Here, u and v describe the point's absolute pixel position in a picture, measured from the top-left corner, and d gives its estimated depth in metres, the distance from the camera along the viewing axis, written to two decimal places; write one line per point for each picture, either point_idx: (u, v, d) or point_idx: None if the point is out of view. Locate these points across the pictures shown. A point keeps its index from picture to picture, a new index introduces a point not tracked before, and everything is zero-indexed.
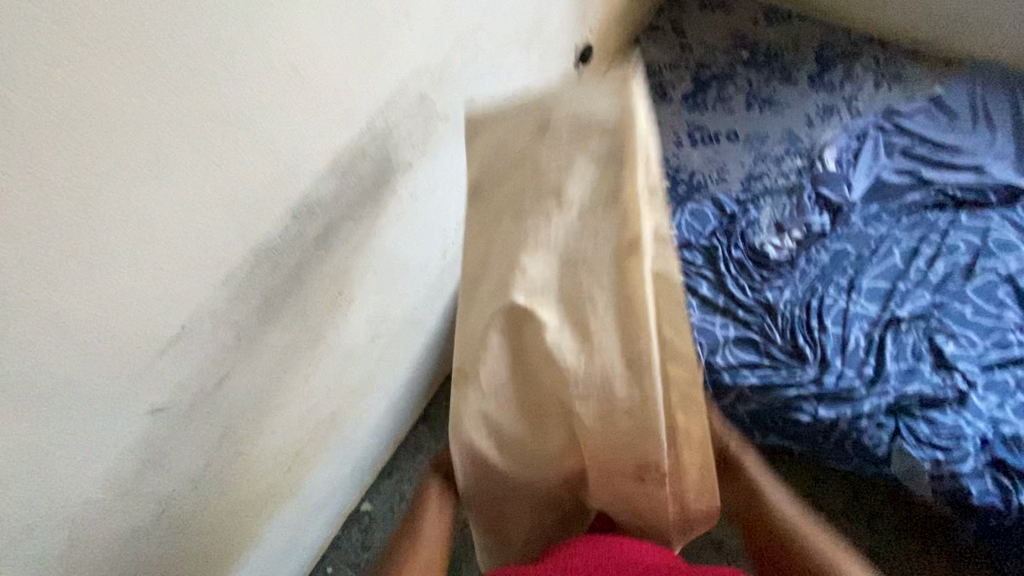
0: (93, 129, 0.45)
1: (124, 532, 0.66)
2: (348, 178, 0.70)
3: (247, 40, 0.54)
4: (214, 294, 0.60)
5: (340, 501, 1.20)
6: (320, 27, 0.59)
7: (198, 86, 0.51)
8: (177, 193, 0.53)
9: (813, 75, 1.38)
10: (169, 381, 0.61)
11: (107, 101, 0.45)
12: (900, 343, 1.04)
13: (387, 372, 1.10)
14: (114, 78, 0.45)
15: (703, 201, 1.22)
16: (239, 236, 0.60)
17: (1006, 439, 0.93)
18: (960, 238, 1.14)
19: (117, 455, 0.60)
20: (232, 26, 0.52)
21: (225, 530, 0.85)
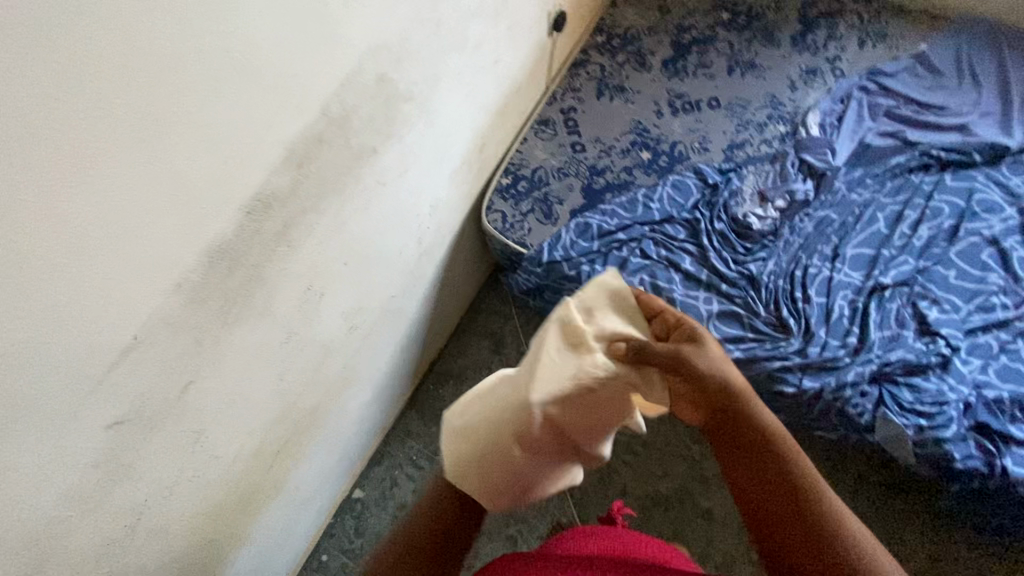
0: (9, 134, 0.40)
1: (96, 544, 0.64)
2: (305, 169, 0.66)
3: (179, 25, 0.48)
4: (166, 301, 0.57)
5: (328, 490, 1.21)
6: (260, 5, 0.54)
7: (129, 81, 0.46)
8: (114, 198, 0.49)
9: (796, 36, 1.33)
10: (124, 393, 0.58)
11: (25, 103, 0.41)
12: (884, 310, 1.03)
13: (367, 362, 1.08)
14: (31, 77, 0.40)
15: (684, 172, 1.19)
16: (190, 239, 0.57)
17: (988, 402, 0.93)
18: (944, 200, 1.12)
19: (77, 472, 0.57)
20: (161, 14, 0.47)
21: (208, 532, 0.84)
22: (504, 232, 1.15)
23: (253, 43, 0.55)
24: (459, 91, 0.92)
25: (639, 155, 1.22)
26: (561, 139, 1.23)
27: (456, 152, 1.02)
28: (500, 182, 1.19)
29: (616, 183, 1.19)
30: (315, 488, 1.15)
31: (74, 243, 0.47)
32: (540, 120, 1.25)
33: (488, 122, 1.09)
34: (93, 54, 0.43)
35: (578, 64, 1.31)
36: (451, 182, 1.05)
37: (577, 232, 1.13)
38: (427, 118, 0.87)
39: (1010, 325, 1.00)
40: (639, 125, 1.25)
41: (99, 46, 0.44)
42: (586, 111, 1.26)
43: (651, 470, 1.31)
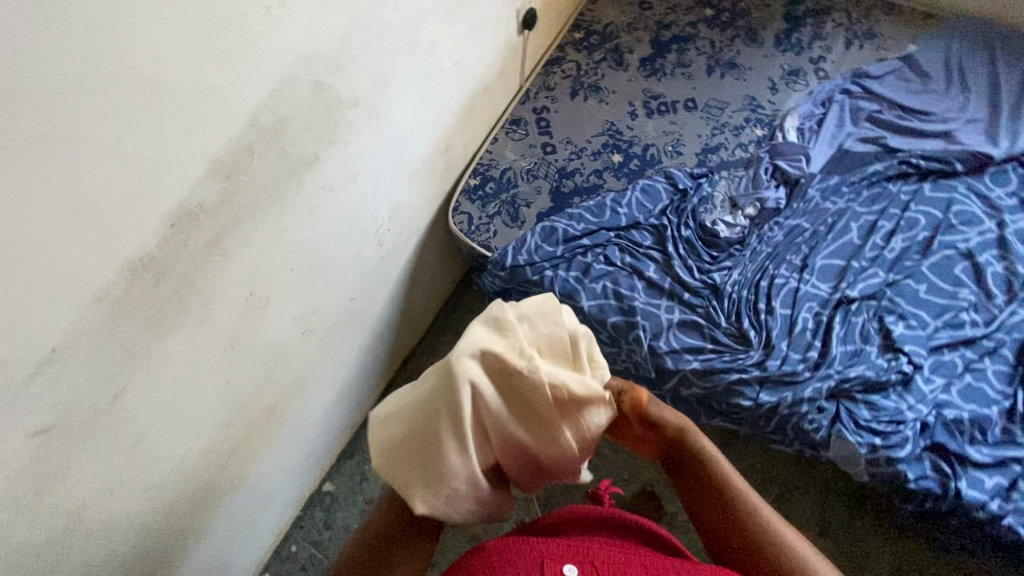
0: None
1: (33, 544, 0.66)
2: (235, 179, 0.66)
3: (79, 43, 0.47)
4: (85, 313, 0.57)
5: (295, 484, 1.23)
6: (170, 19, 0.53)
7: (24, 102, 0.46)
8: (16, 220, 0.48)
9: (780, 34, 1.30)
10: (48, 401, 0.58)
11: None
12: (849, 324, 1.00)
13: (328, 362, 1.09)
14: None
15: (655, 177, 1.17)
16: (108, 253, 0.57)
17: (947, 422, 0.91)
18: (921, 211, 1.09)
19: (3, 479, 0.58)
20: (57, 33, 0.46)
21: (160, 528, 0.86)
22: (469, 234, 1.13)
23: (166, 58, 0.54)
24: (413, 95, 0.91)
25: (609, 158, 1.20)
26: (532, 139, 1.21)
27: (416, 154, 1.00)
28: (467, 183, 1.17)
29: (585, 187, 1.17)
30: (280, 483, 1.16)
31: None
32: (511, 119, 1.23)
33: (453, 123, 1.07)
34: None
35: (553, 62, 1.28)
36: (413, 184, 1.05)
37: (541, 236, 1.11)
38: (377, 123, 0.86)
39: (977, 343, 0.98)
40: (611, 127, 1.22)
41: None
42: (559, 110, 1.24)
43: (618, 473, 1.31)
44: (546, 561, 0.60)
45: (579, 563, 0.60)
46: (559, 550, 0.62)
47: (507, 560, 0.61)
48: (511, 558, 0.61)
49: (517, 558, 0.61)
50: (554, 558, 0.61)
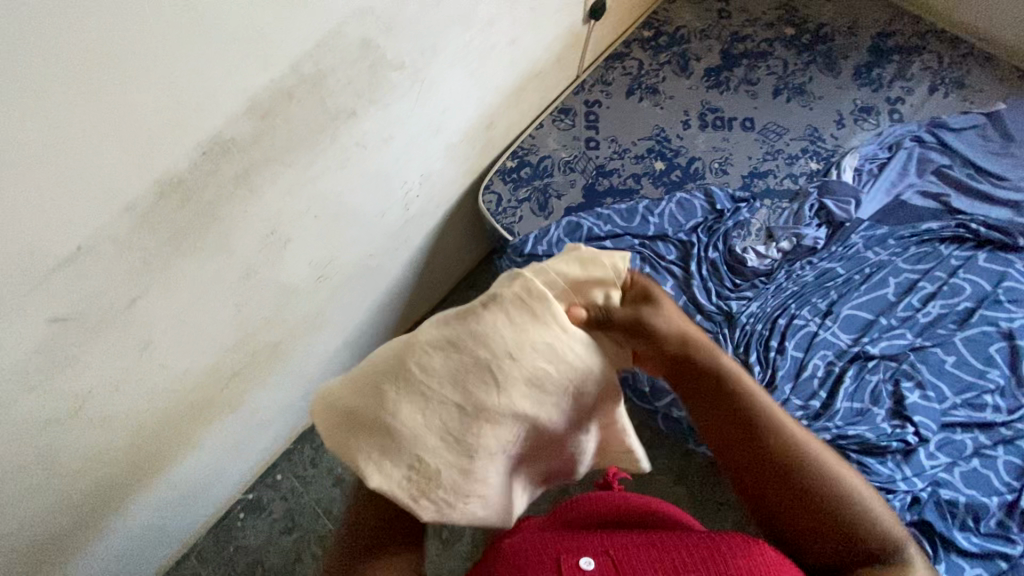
0: None
1: (38, 420, 0.72)
2: (271, 120, 0.69)
3: None
4: (111, 221, 0.61)
5: (289, 419, 1.29)
6: None
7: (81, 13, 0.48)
8: (59, 123, 0.52)
9: (860, 67, 1.23)
10: (67, 294, 0.63)
11: None
12: (861, 381, 0.96)
13: (338, 311, 1.12)
14: None
15: (693, 192, 1.13)
16: (139, 169, 0.60)
17: (940, 502, 0.87)
18: (968, 279, 1.02)
19: (18, 356, 0.64)
20: None
21: (155, 430, 0.92)
22: (495, 215, 1.14)
23: None
24: (462, 67, 0.91)
25: (651, 164, 1.17)
26: (577, 131, 1.20)
27: (456, 126, 1.01)
28: (504, 164, 1.17)
29: (620, 189, 1.15)
30: (275, 414, 1.22)
31: (17, 162, 0.51)
32: (561, 107, 1.21)
33: (500, 101, 1.07)
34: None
35: (616, 56, 1.26)
36: (448, 156, 1.05)
37: (565, 230, 1.10)
38: (421, 89, 0.87)
39: (993, 428, 0.93)
40: (661, 133, 1.19)
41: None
42: (610, 107, 1.22)
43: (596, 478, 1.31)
44: (561, 556, 0.57)
45: (596, 554, 0.57)
46: (575, 545, 0.59)
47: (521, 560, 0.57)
48: (525, 559, 0.57)
49: (533, 557, 0.57)
50: (570, 551, 0.58)
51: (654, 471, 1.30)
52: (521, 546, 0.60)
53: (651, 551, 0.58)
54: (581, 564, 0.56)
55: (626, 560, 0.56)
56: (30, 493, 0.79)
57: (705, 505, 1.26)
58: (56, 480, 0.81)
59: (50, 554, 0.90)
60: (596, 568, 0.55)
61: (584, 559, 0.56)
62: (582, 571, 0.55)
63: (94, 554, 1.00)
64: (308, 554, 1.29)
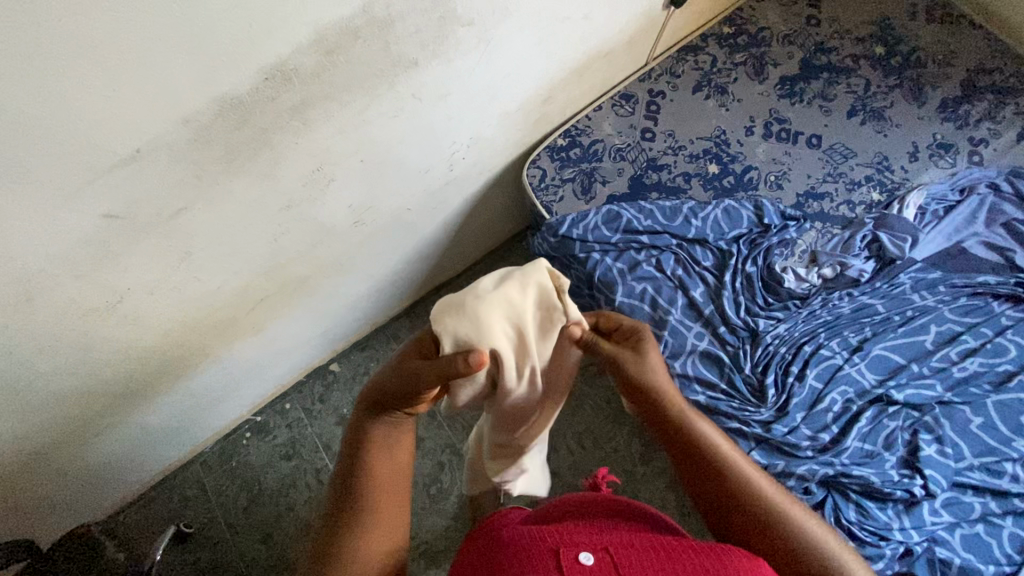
0: None
1: (79, 307, 0.76)
2: (334, 57, 0.69)
3: None
4: (171, 130, 0.63)
5: (305, 352, 1.34)
6: None
7: None
8: (133, 24, 0.53)
9: (948, 100, 1.15)
10: (120, 192, 0.66)
11: None
12: (878, 424, 0.93)
13: (368, 258, 1.14)
14: None
15: (743, 201, 1.10)
16: (202, 84, 0.61)
17: (932, 558, 0.85)
18: (1015, 342, 0.97)
19: (69, 243, 0.67)
20: None
21: (183, 338, 0.97)
22: (536, 190, 1.12)
23: None
24: (531, 33, 0.89)
25: (704, 166, 1.14)
26: (635, 120, 1.17)
27: (514, 93, 0.99)
28: (555, 141, 1.15)
29: (668, 185, 1.13)
30: (294, 345, 1.26)
31: (88, 54, 0.52)
32: (624, 93, 1.18)
33: (562, 76, 1.05)
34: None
35: (691, 48, 1.21)
36: (500, 123, 1.04)
37: (604, 218, 1.08)
38: (485, 51, 0.86)
39: (1007, 498, 0.89)
40: (721, 135, 1.15)
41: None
42: (674, 100, 1.18)
43: (588, 467, 1.31)
44: (560, 551, 0.60)
45: (593, 551, 0.60)
46: (572, 540, 0.62)
47: (519, 554, 0.60)
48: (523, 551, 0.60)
49: (533, 554, 0.60)
50: (568, 546, 0.60)
51: (648, 472, 1.30)
52: (516, 543, 0.62)
53: (651, 552, 0.60)
54: (580, 559, 0.58)
55: (624, 559, 0.59)
56: (63, 374, 0.84)
57: (690, 517, 1.26)
58: (88, 366, 0.87)
59: (73, 433, 0.97)
60: (594, 564, 0.58)
61: (583, 555, 0.59)
62: (580, 565, 0.57)
63: (110, 441, 1.07)
64: (303, 482, 1.35)
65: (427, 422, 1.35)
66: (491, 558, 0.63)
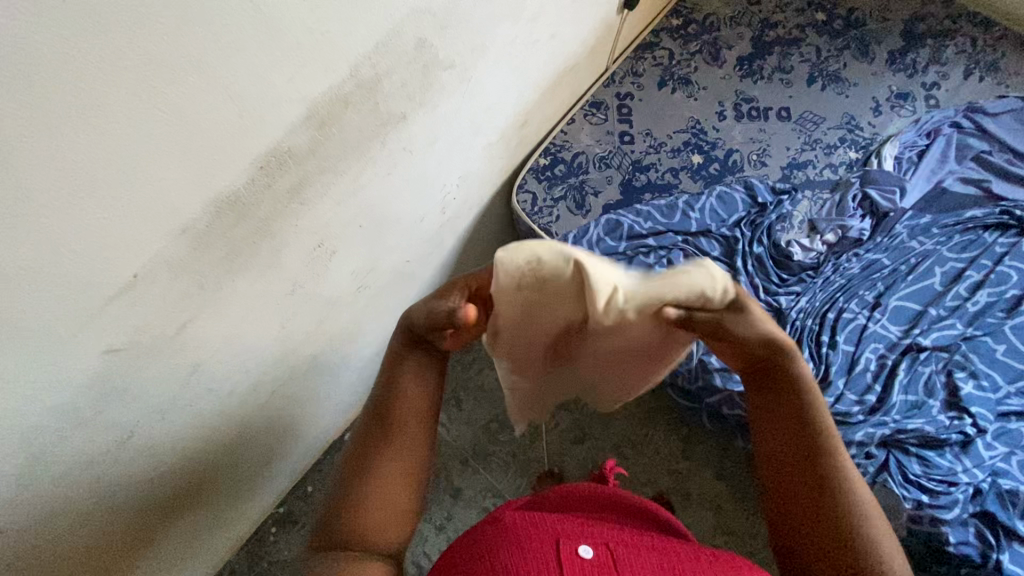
0: (15, 74, 0.38)
1: (88, 454, 0.68)
2: (326, 130, 0.65)
3: None
4: (169, 245, 0.57)
5: (320, 430, 1.25)
6: None
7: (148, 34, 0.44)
8: (121, 145, 0.47)
9: (894, 52, 1.21)
10: (121, 324, 0.59)
11: (42, 48, 0.39)
12: (914, 373, 0.96)
13: (374, 320, 1.08)
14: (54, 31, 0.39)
15: (733, 185, 1.11)
16: (195, 189, 0.56)
17: (1002, 493, 0.87)
18: (1014, 267, 1.02)
19: (71, 391, 0.59)
20: None
21: (197, 453, 0.88)
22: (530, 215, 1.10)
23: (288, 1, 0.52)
24: (506, 62, 0.88)
25: (689, 158, 1.14)
26: (611, 125, 1.16)
27: (495, 123, 0.97)
28: (537, 161, 1.13)
29: (658, 184, 1.13)
30: (308, 426, 1.18)
31: (74, 187, 0.46)
32: (593, 101, 1.18)
33: (536, 97, 1.03)
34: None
35: (646, 46, 1.22)
36: (485, 155, 1.01)
37: (605, 229, 1.07)
38: (467, 89, 0.83)
39: None
40: (696, 125, 1.17)
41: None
42: (643, 99, 1.19)
43: (635, 475, 1.29)
44: (561, 540, 0.58)
45: (595, 544, 0.58)
46: (575, 531, 0.60)
47: (517, 536, 0.59)
48: (523, 533, 0.59)
49: (533, 537, 0.59)
50: (571, 536, 0.59)
51: (694, 466, 1.29)
52: (519, 522, 0.61)
53: (649, 551, 0.59)
54: (580, 550, 0.57)
55: (625, 556, 0.58)
56: (75, 530, 0.75)
57: (744, 501, 1.25)
58: (102, 513, 0.77)
59: None
60: (594, 559, 0.56)
61: (584, 548, 0.57)
62: (580, 558, 0.56)
63: None
64: None
65: (462, 470, 1.30)
66: (485, 531, 0.62)
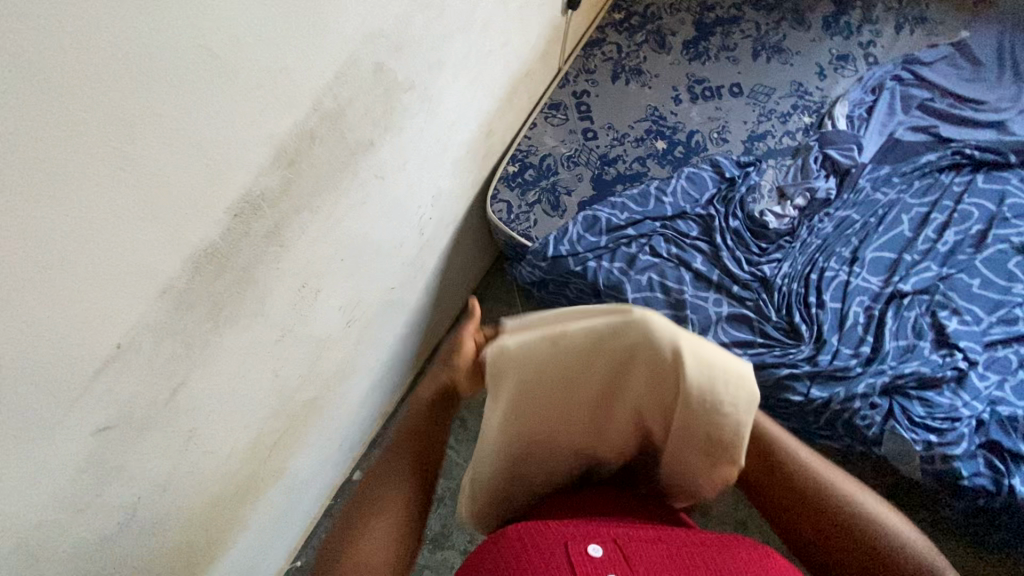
0: None
1: (91, 542, 0.63)
2: (297, 167, 0.63)
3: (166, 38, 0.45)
4: (150, 309, 0.54)
5: (329, 477, 1.20)
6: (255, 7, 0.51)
7: (108, 98, 0.43)
8: (91, 213, 0.45)
9: (829, 17, 1.27)
10: (111, 399, 0.56)
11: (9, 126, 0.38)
12: (901, 319, 0.98)
13: (368, 353, 1.05)
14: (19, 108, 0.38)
15: (700, 164, 1.13)
16: (171, 246, 0.53)
17: (1002, 419, 0.89)
18: (974, 203, 1.06)
19: (65, 478, 0.56)
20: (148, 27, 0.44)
21: (203, 522, 0.83)
22: (508, 223, 1.09)
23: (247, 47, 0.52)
24: (463, 76, 0.88)
25: (653, 145, 1.16)
26: (572, 124, 1.17)
27: (461, 137, 0.96)
28: (507, 169, 1.13)
29: (628, 174, 1.14)
30: (314, 475, 1.13)
31: (47, 263, 0.44)
32: (551, 103, 1.19)
33: (496, 105, 1.03)
34: (41, 43, 0.38)
35: (594, 42, 1.25)
36: (455, 170, 1.01)
37: (584, 226, 1.07)
38: (429, 106, 0.83)
39: None
40: (655, 112, 1.19)
41: (54, 38, 0.38)
42: (599, 94, 1.20)
43: None
44: (570, 542, 0.50)
45: (605, 542, 0.51)
46: (583, 529, 0.52)
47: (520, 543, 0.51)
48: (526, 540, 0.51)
49: (539, 541, 0.51)
50: (579, 537, 0.51)
51: None
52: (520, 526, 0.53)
53: (663, 551, 0.51)
54: (590, 551, 0.49)
55: (639, 554, 0.50)
56: None
57: None
58: None
59: None
60: (606, 558, 0.49)
61: (594, 547, 0.50)
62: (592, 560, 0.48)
63: None
64: None
65: None
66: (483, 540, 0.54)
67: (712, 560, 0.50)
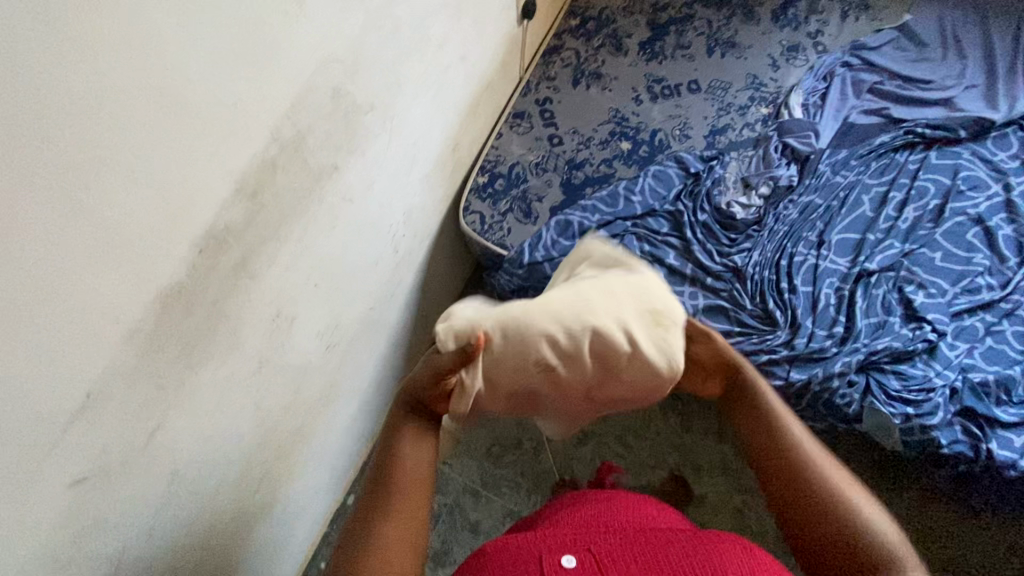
0: None
1: None
2: (260, 198, 0.63)
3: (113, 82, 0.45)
4: (119, 354, 0.54)
5: (322, 504, 1.18)
6: (204, 44, 0.51)
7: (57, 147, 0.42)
8: (49, 264, 0.45)
9: (777, 10, 1.31)
10: (85, 448, 0.55)
11: None
12: (870, 297, 1.01)
13: (351, 375, 1.05)
14: None
15: (665, 162, 1.15)
16: (136, 289, 0.53)
17: (975, 385, 0.92)
18: (929, 179, 1.10)
19: (44, 534, 0.54)
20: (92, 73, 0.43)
21: (194, 564, 0.81)
22: (482, 234, 1.10)
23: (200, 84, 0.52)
24: (424, 94, 0.89)
25: (618, 146, 1.18)
26: (537, 132, 1.19)
27: (427, 153, 0.97)
28: (476, 181, 1.14)
29: (596, 176, 1.15)
30: (306, 504, 1.11)
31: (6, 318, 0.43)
32: (515, 112, 1.20)
33: (460, 119, 1.04)
34: None
35: (552, 50, 1.27)
36: (424, 186, 1.01)
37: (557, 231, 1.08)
38: (392, 125, 0.83)
39: (995, 306, 0.99)
40: (617, 113, 1.21)
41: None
42: (561, 101, 1.22)
43: (644, 461, 1.30)
44: (545, 555, 0.52)
45: (579, 552, 0.52)
46: (560, 541, 0.54)
47: (500, 560, 0.53)
48: (507, 557, 0.53)
49: (517, 557, 0.53)
50: (555, 549, 0.53)
51: (697, 436, 1.32)
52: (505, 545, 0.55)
53: (641, 556, 0.52)
54: (563, 562, 0.51)
55: (613, 561, 0.51)
56: None
57: None
58: None
59: None
60: (578, 567, 0.50)
61: (568, 558, 0.51)
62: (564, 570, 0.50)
63: None
64: None
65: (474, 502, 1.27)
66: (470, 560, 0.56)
67: (695, 557, 0.51)
